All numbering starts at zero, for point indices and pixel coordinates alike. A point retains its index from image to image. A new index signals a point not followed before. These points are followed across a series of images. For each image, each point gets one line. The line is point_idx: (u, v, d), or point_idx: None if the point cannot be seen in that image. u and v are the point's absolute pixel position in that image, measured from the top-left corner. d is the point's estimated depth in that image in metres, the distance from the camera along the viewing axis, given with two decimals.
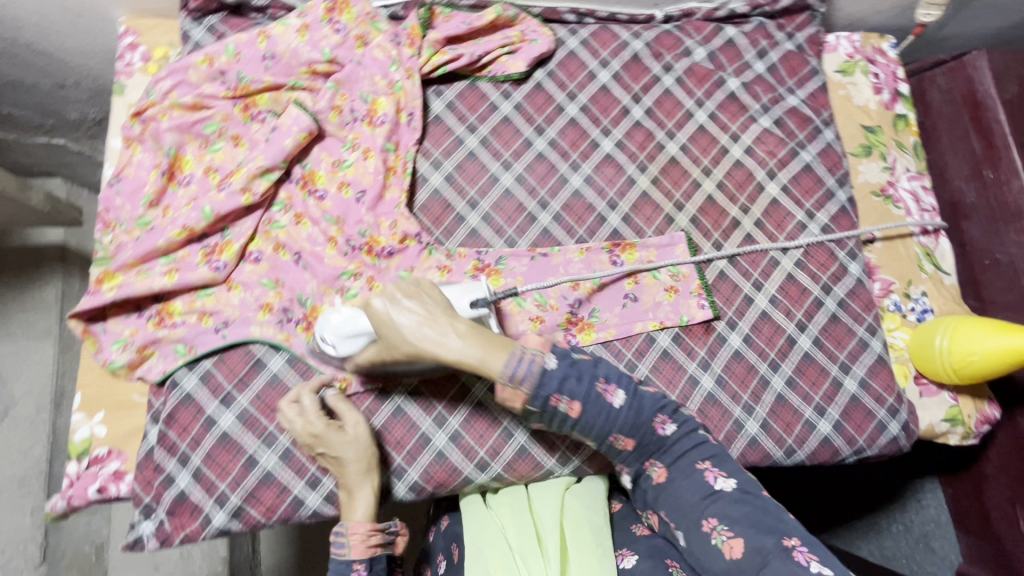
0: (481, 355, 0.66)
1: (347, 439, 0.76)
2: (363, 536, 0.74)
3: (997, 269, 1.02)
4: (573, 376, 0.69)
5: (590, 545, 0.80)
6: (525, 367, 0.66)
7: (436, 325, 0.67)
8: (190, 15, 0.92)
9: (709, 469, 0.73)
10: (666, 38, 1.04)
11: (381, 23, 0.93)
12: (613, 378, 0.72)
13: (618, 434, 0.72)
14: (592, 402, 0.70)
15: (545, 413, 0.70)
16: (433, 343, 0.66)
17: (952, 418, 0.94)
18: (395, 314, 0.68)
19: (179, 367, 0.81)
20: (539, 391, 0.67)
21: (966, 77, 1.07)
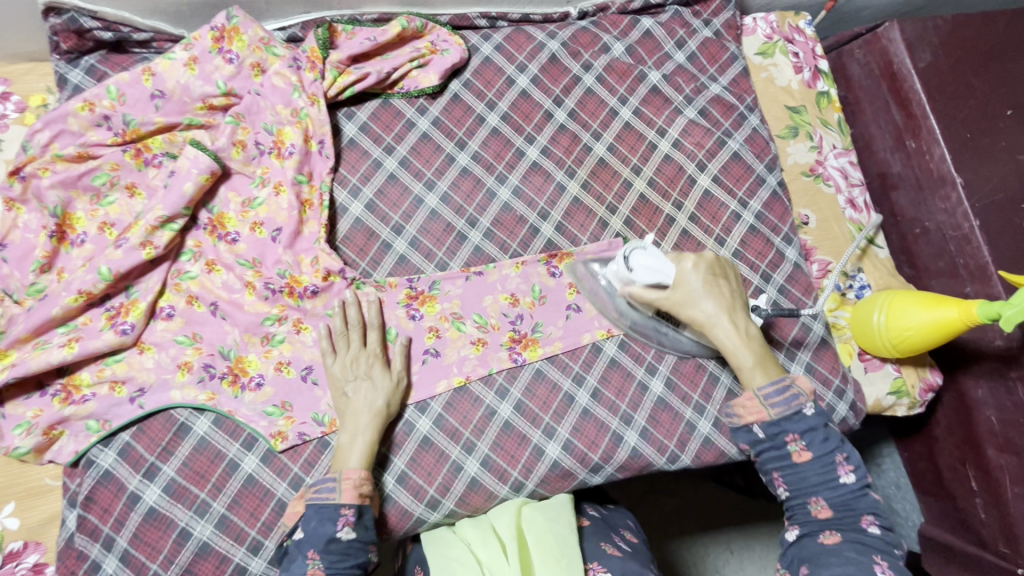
0: (752, 361, 0.76)
1: (387, 379, 0.79)
2: (356, 480, 0.71)
3: (927, 237, 1.03)
4: (820, 432, 0.71)
5: (557, 554, 0.73)
6: (783, 396, 0.73)
7: (732, 318, 0.77)
8: (64, 57, 0.85)
9: (882, 564, 0.65)
10: (583, 35, 1.01)
11: (277, 47, 0.87)
12: (854, 460, 0.71)
13: (820, 498, 0.71)
14: (822, 463, 0.71)
15: (772, 444, 0.73)
16: (723, 330, 0.77)
17: (896, 390, 0.96)
18: (705, 287, 0.78)
19: (93, 445, 0.75)
20: (783, 424, 0.72)
21: (883, 49, 1.07)
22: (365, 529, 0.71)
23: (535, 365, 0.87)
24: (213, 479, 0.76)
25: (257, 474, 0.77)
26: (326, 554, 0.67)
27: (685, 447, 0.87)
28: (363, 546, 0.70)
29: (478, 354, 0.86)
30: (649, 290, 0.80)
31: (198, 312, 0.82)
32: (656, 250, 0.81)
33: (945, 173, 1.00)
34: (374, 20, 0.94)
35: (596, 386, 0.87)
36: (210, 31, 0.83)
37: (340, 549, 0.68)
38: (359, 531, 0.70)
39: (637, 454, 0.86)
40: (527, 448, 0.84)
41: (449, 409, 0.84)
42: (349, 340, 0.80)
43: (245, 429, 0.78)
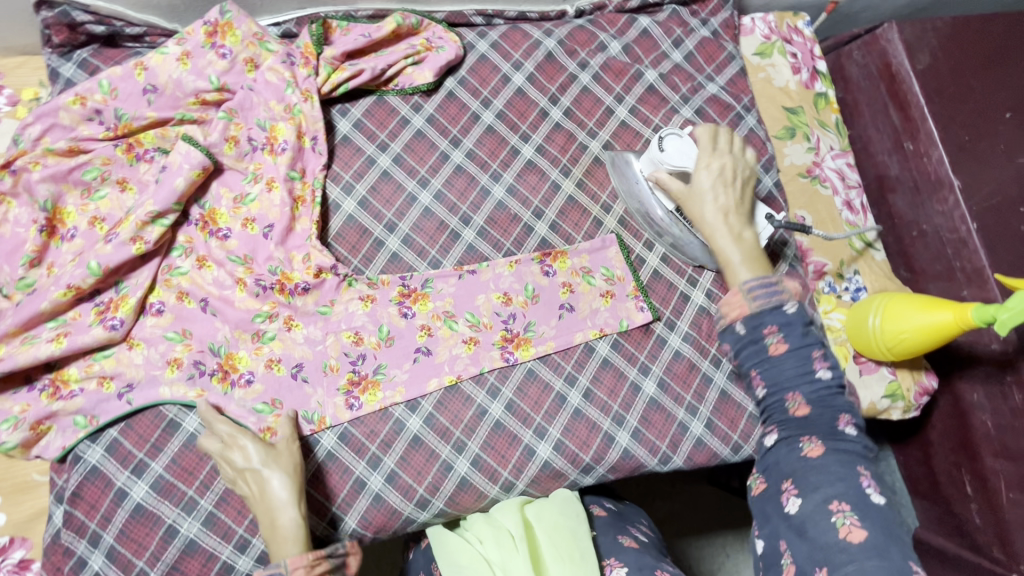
0: (740, 259, 0.76)
1: (272, 455, 0.72)
2: (307, 566, 0.66)
3: (925, 240, 1.03)
4: (799, 327, 0.68)
5: (571, 549, 0.77)
6: (767, 291, 0.70)
7: (728, 221, 0.79)
8: (56, 50, 0.84)
9: (868, 476, 0.62)
10: (580, 33, 1.00)
11: (271, 43, 0.86)
12: (831, 356, 0.68)
13: (798, 395, 0.67)
14: (797, 358, 0.68)
15: (748, 340, 0.70)
16: (720, 228, 0.78)
17: (891, 393, 0.95)
18: (715, 185, 0.80)
19: (81, 440, 0.75)
20: (764, 315, 0.69)
21: (881, 50, 1.07)
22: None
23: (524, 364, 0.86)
24: (201, 476, 0.75)
25: None
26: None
27: (677, 449, 0.87)
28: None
29: (470, 353, 0.85)
30: (671, 176, 0.84)
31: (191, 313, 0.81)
32: (692, 138, 0.84)
33: (943, 176, 0.99)
34: (369, 16, 0.94)
35: (589, 387, 0.87)
36: (203, 25, 0.83)
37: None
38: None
39: (629, 455, 0.86)
40: (518, 448, 0.83)
41: (440, 408, 0.83)
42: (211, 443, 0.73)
43: None
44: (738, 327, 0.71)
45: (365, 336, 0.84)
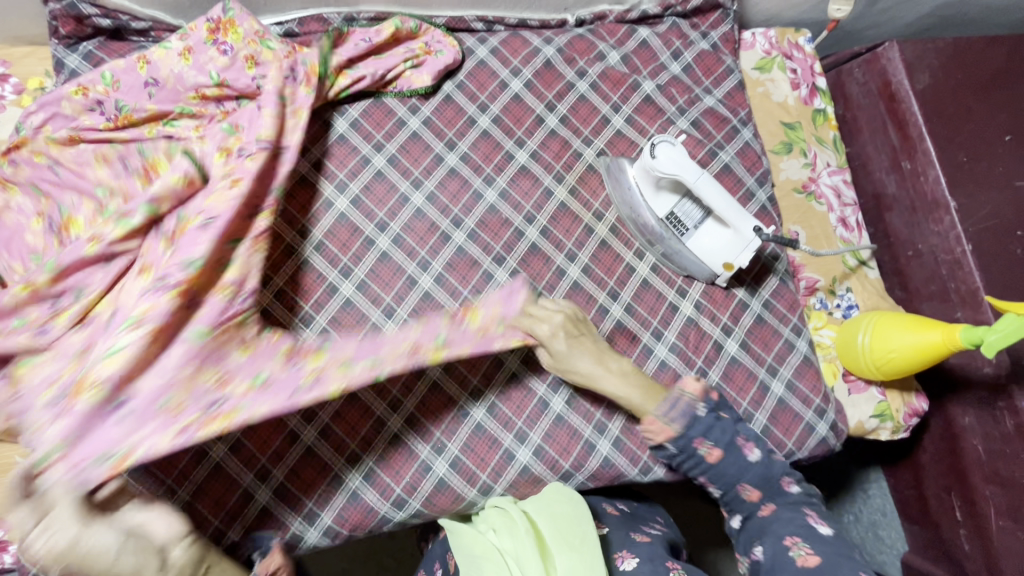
0: (639, 396, 0.80)
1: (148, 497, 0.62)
2: None
3: (920, 259, 1.02)
4: (718, 428, 0.76)
5: (573, 534, 0.69)
6: (678, 409, 0.77)
7: (607, 366, 0.81)
8: (63, 42, 0.86)
9: (812, 514, 0.71)
10: (579, 42, 1.01)
11: (271, 40, 0.85)
12: (751, 435, 0.77)
13: (746, 484, 0.74)
14: (731, 451, 0.75)
15: (682, 454, 0.77)
16: (601, 373, 0.81)
17: (880, 413, 0.94)
18: (574, 350, 0.81)
19: None
20: (687, 431, 0.76)
21: (881, 69, 1.06)
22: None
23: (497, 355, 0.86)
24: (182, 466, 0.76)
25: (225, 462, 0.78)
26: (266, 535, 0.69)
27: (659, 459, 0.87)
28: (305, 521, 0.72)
29: (424, 365, 0.78)
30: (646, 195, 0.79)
31: (130, 298, 0.70)
32: (683, 148, 0.84)
33: (939, 196, 0.99)
34: (371, 19, 0.95)
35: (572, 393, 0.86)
36: (205, 22, 0.83)
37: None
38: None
39: (609, 464, 0.85)
40: (498, 452, 0.83)
41: (421, 408, 0.83)
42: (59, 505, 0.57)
43: None
44: (670, 446, 0.77)
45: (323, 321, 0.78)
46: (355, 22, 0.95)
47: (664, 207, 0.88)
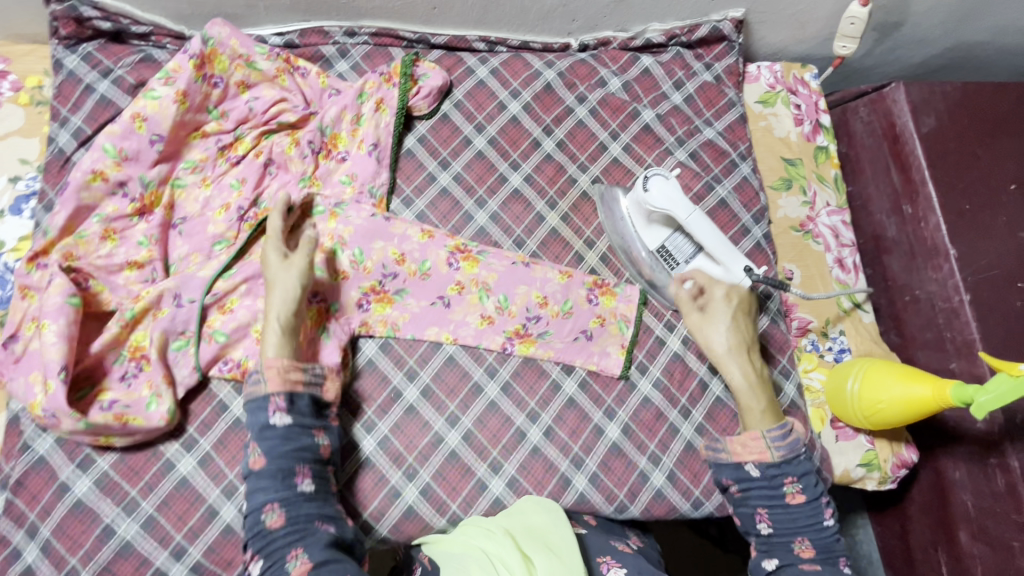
0: (762, 406, 0.79)
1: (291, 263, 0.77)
2: (278, 369, 0.71)
3: (916, 305, 1.00)
4: (812, 477, 0.76)
5: (548, 540, 0.71)
6: (787, 439, 0.77)
7: (749, 361, 0.81)
8: (63, 42, 0.86)
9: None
10: (581, 67, 1.01)
11: (259, 61, 0.86)
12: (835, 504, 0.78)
13: (804, 539, 0.75)
14: (811, 507, 0.76)
15: (767, 484, 0.76)
16: (740, 360, 0.81)
17: (868, 462, 0.92)
18: (730, 325, 0.82)
19: (32, 427, 0.74)
20: (784, 464, 0.76)
21: (886, 109, 1.05)
22: (302, 416, 0.71)
23: (474, 379, 0.85)
24: (146, 477, 0.75)
25: (191, 477, 0.76)
26: (262, 439, 0.68)
27: (635, 499, 0.84)
28: (303, 428, 0.70)
29: (480, 328, 0.87)
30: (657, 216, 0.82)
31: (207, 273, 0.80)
32: (676, 182, 0.84)
33: (939, 243, 0.97)
34: (372, 34, 0.95)
35: (550, 425, 0.84)
36: (189, 59, 0.82)
37: (279, 434, 0.68)
38: (295, 416, 0.70)
39: (585, 500, 0.83)
40: (470, 481, 0.81)
41: (396, 431, 0.82)
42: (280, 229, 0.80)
43: (187, 429, 0.77)
44: (755, 470, 0.77)
45: (409, 260, 0.88)
46: (355, 37, 0.95)
47: (653, 241, 0.89)
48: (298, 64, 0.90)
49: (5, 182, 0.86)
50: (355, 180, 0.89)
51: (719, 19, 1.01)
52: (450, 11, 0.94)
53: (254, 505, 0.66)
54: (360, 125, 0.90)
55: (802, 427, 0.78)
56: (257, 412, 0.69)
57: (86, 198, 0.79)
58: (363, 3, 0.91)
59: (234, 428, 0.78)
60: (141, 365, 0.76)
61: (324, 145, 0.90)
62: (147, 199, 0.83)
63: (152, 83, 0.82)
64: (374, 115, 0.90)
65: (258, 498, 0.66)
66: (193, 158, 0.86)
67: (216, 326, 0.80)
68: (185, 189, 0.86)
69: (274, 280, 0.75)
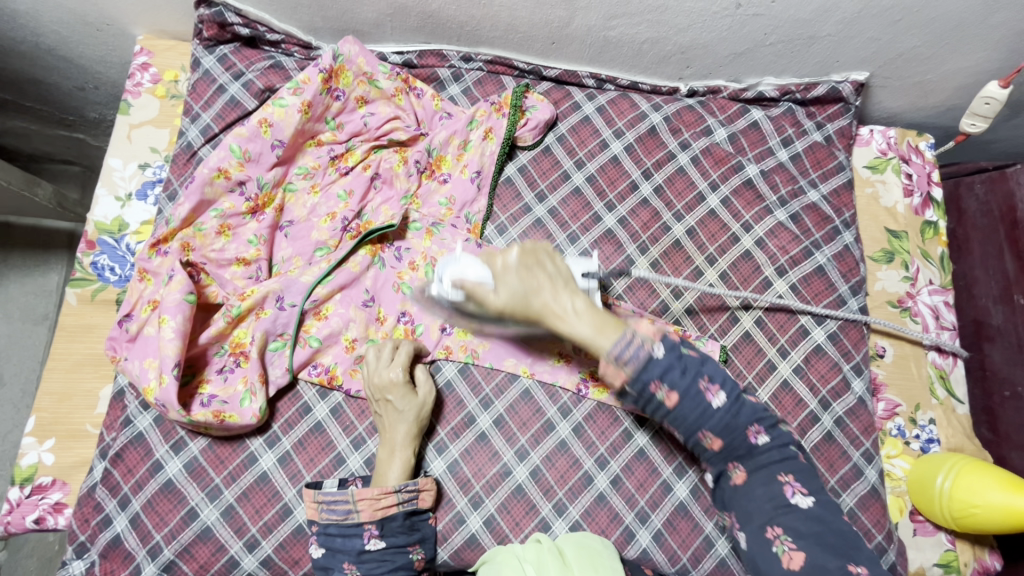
0: (593, 332, 0.66)
1: (411, 400, 0.79)
2: (370, 500, 0.73)
3: (1017, 403, 0.94)
4: (677, 369, 0.65)
5: (597, 562, 0.71)
6: (632, 352, 0.64)
7: (557, 299, 0.67)
8: (204, 43, 0.92)
9: (790, 483, 0.67)
10: (687, 113, 1.00)
11: (380, 81, 0.90)
12: (718, 378, 0.67)
13: (707, 432, 0.67)
14: (691, 398, 0.66)
15: (641, 398, 0.67)
16: (556, 308, 0.67)
17: (946, 563, 0.87)
18: (520, 273, 0.68)
19: (135, 405, 0.79)
20: (641, 375, 0.64)
21: (1007, 191, 0.99)
22: (394, 536, 0.74)
23: (547, 416, 0.85)
24: (230, 467, 0.78)
25: (271, 473, 0.79)
26: (362, 563, 0.71)
27: (698, 563, 0.82)
28: (397, 549, 0.73)
29: (555, 364, 0.87)
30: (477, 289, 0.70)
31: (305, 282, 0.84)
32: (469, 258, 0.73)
33: None
34: (487, 62, 0.96)
35: (618, 473, 0.84)
36: (319, 72, 0.85)
37: (374, 558, 0.72)
38: (389, 539, 0.73)
39: (646, 557, 0.81)
40: (534, 518, 0.81)
41: (466, 457, 0.83)
42: (379, 355, 0.80)
43: (272, 427, 0.80)
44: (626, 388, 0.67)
45: None
46: (471, 63, 0.97)
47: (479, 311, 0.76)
48: (415, 85, 0.92)
49: (134, 168, 0.92)
50: (452, 204, 0.92)
51: (839, 81, 0.98)
52: (568, 48, 0.94)
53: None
54: (466, 151, 0.93)
55: (647, 327, 0.66)
56: (352, 536, 0.72)
57: (208, 192, 0.83)
58: (486, 32, 0.92)
59: (314, 431, 0.81)
60: (239, 360, 0.80)
61: (428, 165, 0.93)
62: (260, 200, 0.86)
63: (282, 90, 0.85)
64: (481, 144, 0.92)
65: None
66: (306, 165, 0.89)
67: (312, 328, 0.83)
68: (295, 194, 0.89)
69: (387, 424, 0.78)
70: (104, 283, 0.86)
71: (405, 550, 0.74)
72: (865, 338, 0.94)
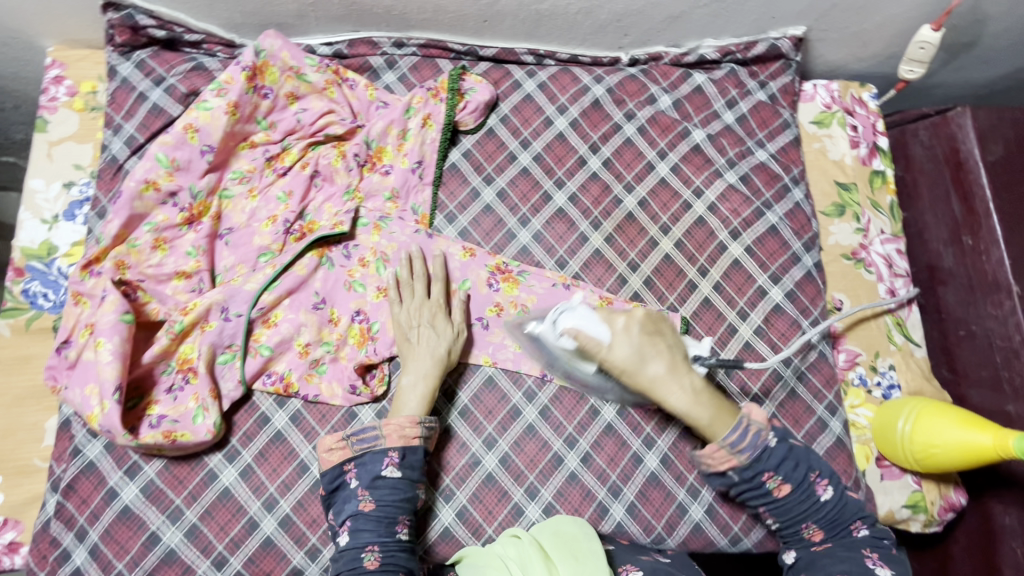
0: (710, 419, 0.71)
1: (448, 327, 0.82)
2: (398, 427, 0.75)
3: (972, 342, 0.95)
4: (791, 461, 0.71)
5: (576, 548, 0.71)
6: (747, 440, 0.70)
7: (677, 377, 0.72)
8: (118, 49, 0.87)
9: (873, 556, 0.69)
10: (630, 83, 0.98)
11: (308, 74, 0.86)
12: (827, 473, 0.72)
13: (811, 523, 0.72)
14: (802, 491, 0.71)
15: (747, 483, 0.72)
16: (672, 383, 0.72)
17: (913, 504, 0.89)
18: (643, 343, 0.72)
19: (83, 433, 0.76)
20: (756, 464, 0.70)
21: (950, 134, 0.99)
22: (410, 469, 0.75)
23: (513, 402, 0.84)
24: (190, 486, 0.76)
25: (233, 488, 0.77)
26: (375, 488, 0.73)
27: (673, 531, 0.82)
28: (410, 482, 0.74)
29: (518, 350, 0.85)
30: (591, 345, 0.73)
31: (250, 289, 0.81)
32: (585, 310, 0.74)
33: (1001, 279, 0.92)
34: (421, 46, 0.93)
35: (587, 451, 0.83)
36: (242, 71, 0.82)
37: (388, 484, 0.73)
38: (405, 470, 0.74)
39: (621, 530, 0.82)
40: (506, 505, 0.81)
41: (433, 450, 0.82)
42: (413, 289, 0.83)
43: (230, 441, 0.78)
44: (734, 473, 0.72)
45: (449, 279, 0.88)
46: (404, 48, 0.93)
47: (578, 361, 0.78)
48: (346, 76, 0.89)
49: (59, 188, 0.87)
50: (396, 196, 0.90)
51: (777, 37, 0.98)
52: (501, 25, 0.92)
53: (355, 543, 0.71)
54: (406, 140, 0.90)
55: (759, 415, 0.71)
56: (371, 462, 0.74)
57: (138, 206, 0.79)
58: (415, 15, 0.89)
59: (275, 441, 0.79)
60: (188, 377, 0.77)
61: (368, 158, 0.90)
62: (195, 209, 0.83)
63: (205, 93, 0.82)
64: (420, 131, 0.89)
65: (364, 537, 0.71)
66: (241, 169, 0.86)
67: (262, 336, 0.81)
68: (232, 200, 0.86)
69: (421, 350, 0.80)
70: (37, 311, 0.82)
71: (414, 487, 0.75)
72: (822, 292, 0.95)
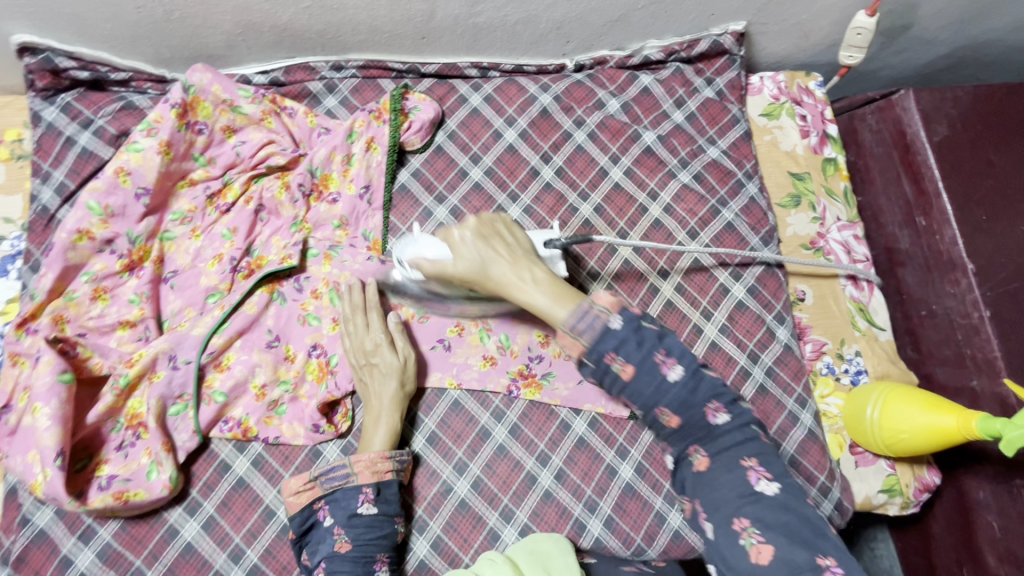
0: (549, 302, 0.58)
1: (395, 362, 0.79)
2: (369, 462, 0.73)
3: (933, 321, 0.96)
4: (633, 340, 0.53)
5: (550, 565, 0.69)
6: (587, 322, 0.54)
7: (519, 271, 0.62)
8: (40, 94, 0.83)
9: (754, 467, 0.55)
10: (577, 89, 0.97)
11: (243, 106, 0.84)
12: (676, 351, 0.55)
13: (664, 409, 0.55)
14: (647, 373, 0.54)
15: (598, 374, 0.55)
16: (515, 280, 0.61)
17: (889, 488, 0.90)
18: (476, 244, 0.64)
19: (31, 501, 0.72)
20: (596, 346, 0.53)
21: (896, 117, 1.00)
22: (387, 504, 0.73)
23: (481, 424, 0.83)
24: (150, 546, 0.73)
25: (196, 542, 0.74)
26: (350, 526, 0.70)
27: (653, 541, 0.81)
28: (387, 517, 0.73)
29: (482, 370, 0.84)
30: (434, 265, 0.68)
31: (195, 334, 0.78)
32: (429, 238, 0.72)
33: (955, 257, 0.92)
34: (360, 67, 0.91)
35: (561, 467, 0.82)
36: (171, 108, 0.79)
37: (364, 522, 0.71)
38: (381, 505, 0.73)
39: (600, 545, 0.80)
40: (482, 531, 0.79)
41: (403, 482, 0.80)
42: (354, 324, 0.80)
43: (190, 493, 0.75)
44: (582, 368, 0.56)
45: (407, 303, 0.86)
46: (343, 71, 0.91)
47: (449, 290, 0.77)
48: (284, 104, 0.87)
49: None
50: (346, 223, 0.87)
51: (719, 34, 0.97)
52: (440, 40, 0.90)
53: None
54: (351, 165, 0.88)
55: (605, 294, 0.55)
56: (347, 498, 0.72)
57: (72, 257, 0.76)
58: (351, 37, 0.87)
59: (237, 488, 0.76)
60: (139, 432, 0.74)
61: (314, 187, 0.88)
62: (135, 255, 0.80)
63: (135, 134, 0.79)
64: (365, 155, 0.87)
65: None
66: (181, 209, 0.83)
67: (215, 381, 0.78)
68: (175, 242, 0.82)
69: (374, 390, 0.78)
70: None
71: (392, 520, 0.73)
72: (784, 285, 0.95)
